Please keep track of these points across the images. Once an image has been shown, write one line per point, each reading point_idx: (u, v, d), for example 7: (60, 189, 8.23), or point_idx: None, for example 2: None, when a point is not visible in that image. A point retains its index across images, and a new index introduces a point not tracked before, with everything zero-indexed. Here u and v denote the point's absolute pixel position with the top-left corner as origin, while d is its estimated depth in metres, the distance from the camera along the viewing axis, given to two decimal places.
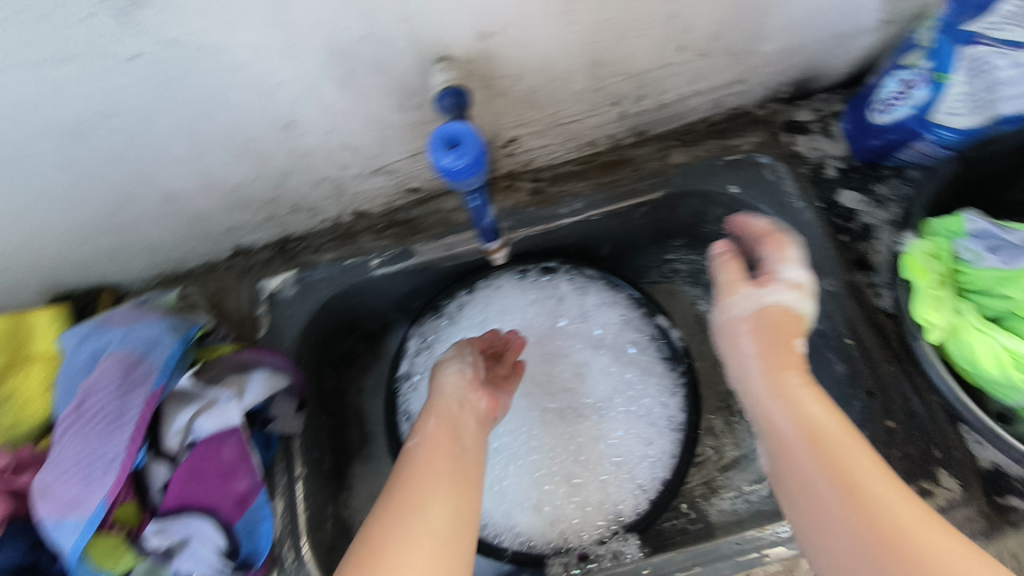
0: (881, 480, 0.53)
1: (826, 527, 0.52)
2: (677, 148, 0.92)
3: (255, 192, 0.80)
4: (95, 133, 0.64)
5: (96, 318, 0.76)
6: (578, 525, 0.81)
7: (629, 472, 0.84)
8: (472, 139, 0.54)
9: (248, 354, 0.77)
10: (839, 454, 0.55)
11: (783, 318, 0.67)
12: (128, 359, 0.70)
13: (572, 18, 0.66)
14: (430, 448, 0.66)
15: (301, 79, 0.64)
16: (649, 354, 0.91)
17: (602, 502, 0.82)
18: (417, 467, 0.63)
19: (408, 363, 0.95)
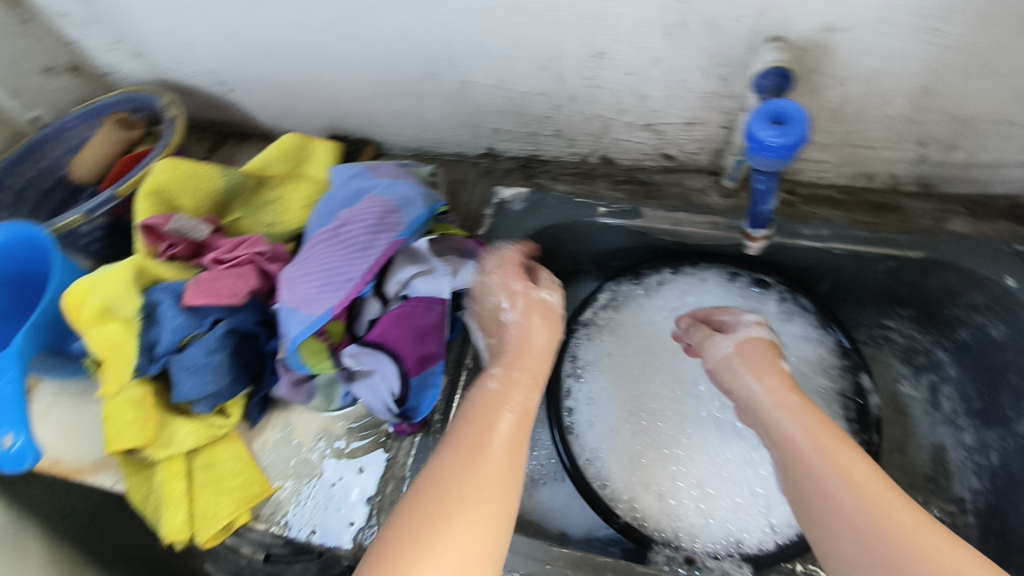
0: (878, 479, 0.53)
1: (813, 490, 0.54)
2: (960, 216, 0.83)
3: (533, 106, 0.85)
4: (443, 7, 0.71)
5: (367, 163, 0.87)
6: (695, 530, 0.80)
7: (766, 508, 0.80)
8: (800, 122, 0.52)
9: (472, 243, 0.84)
10: (850, 463, 0.54)
11: (756, 346, 0.71)
12: (385, 207, 0.79)
13: (934, 38, 0.61)
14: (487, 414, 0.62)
15: (637, 15, 0.66)
16: (832, 408, 0.86)
17: (727, 522, 0.80)
18: (480, 427, 0.60)
19: (593, 311, 0.95)
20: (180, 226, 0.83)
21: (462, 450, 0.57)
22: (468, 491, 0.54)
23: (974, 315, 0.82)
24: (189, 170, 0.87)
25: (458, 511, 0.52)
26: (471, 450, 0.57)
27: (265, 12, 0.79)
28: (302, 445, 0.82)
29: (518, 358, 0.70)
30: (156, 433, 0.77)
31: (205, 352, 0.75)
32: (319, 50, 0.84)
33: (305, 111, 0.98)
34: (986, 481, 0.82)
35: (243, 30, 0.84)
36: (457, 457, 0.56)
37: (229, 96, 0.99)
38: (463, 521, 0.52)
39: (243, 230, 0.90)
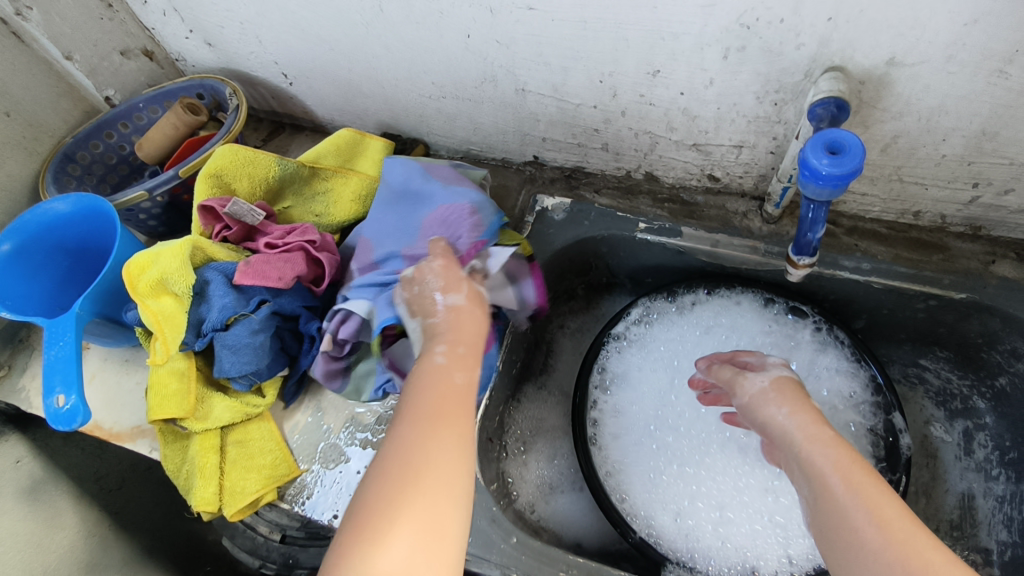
0: (904, 516, 0.52)
1: (839, 517, 0.54)
2: (1009, 260, 0.81)
3: (584, 119, 0.86)
4: (507, 16, 0.74)
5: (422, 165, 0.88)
6: (710, 554, 0.80)
7: (784, 539, 0.80)
8: (857, 153, 0.52)
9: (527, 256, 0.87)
10: (879, 498, 0.53)
11: (785, 385, 0.70)
12: (474, 215, 0.80)
13: (997, 80, 0.61)
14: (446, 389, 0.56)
15: (697, 37, 0.67)
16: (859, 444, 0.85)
17: (742, 549, 0.80)
18: (435, 394, 0.55)
19: (624, 325, 0.95)
20: (236, 211, 0.86)
21: (426, 419, 0.53)
22: (427, 461, 0.50)
23: (1016, 362, 0.82)
24: (246, 158, 0.90)
25: (420, 481, 0.49)
26: (430, 418, 0.53)
27: (336, 9, 0.82)
28: (330, 430, 0.84)
29: (456, 337, 0.61)
30: (195, 406, 0.79)
31: (248, 333, 0.77)
32: (382, 49, 0.86)
33: (359, 107, 1.01)
34: (1015, 534, 0.80)
35: (312, 25, 0.87)
36: (423, 428, 0.52)
37: (289, 87, 1.02)
38: (424, 494, 0.48)
39: (293, 218, 0.95)
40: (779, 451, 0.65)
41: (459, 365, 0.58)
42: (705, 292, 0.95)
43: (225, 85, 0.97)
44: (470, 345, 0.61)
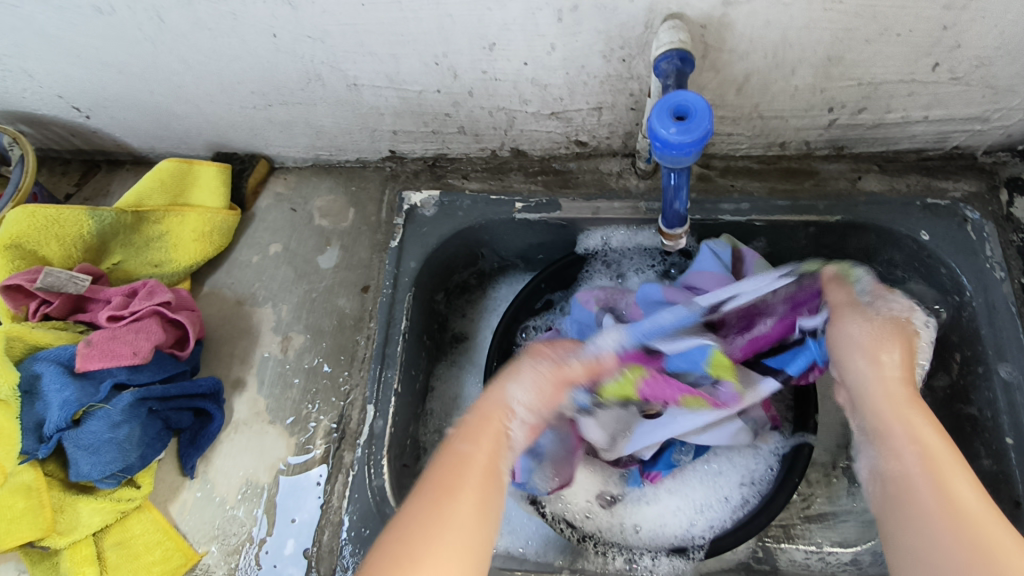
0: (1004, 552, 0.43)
1: (917, 530, 0.47)
2: (873, 174, 0.82)
3: (430, 105, 0.78)
4: (309, 7, 0.63)
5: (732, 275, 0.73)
6: (607, 524, 0.78)
7: (682, 497, 0.79)
8: (704, 116, 0.48)
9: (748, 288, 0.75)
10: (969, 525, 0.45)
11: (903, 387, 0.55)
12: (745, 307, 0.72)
13: (833, 4, 0.59)
14: (445, 451, 0.55)
15: (524, 2, 0.60)
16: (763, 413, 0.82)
17: (645, 521, 0.78)
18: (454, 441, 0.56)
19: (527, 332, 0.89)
20: (53, 281, 0.73)
21: (428, 488, 0.52)
22: (432, 524, 0.49)
23: (894, 271, 0.83)
24: (48, 218, 0.78)
25: (441, 500, 0.50)
26: (433, 497, 0.51)
27: (107, 26, 0.68)
28: (223, 502, 0.75)
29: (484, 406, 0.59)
30: (54, 519, 0.68)
31: (108, 427, 0.67)
32: (179, 64, 0.74)
33: (177, 130, 0.87)
34: None
35: (84, 47, 0.72)
36: (420, 510, 0.50)
37: (86, 121, 0.87)
38: (437, 505, 0.50)
39: (130, 273, 0.82)
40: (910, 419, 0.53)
41: (473, 432, 0.57)
42: (600, 240, 0.86)
43: (1, 134, 0.82)
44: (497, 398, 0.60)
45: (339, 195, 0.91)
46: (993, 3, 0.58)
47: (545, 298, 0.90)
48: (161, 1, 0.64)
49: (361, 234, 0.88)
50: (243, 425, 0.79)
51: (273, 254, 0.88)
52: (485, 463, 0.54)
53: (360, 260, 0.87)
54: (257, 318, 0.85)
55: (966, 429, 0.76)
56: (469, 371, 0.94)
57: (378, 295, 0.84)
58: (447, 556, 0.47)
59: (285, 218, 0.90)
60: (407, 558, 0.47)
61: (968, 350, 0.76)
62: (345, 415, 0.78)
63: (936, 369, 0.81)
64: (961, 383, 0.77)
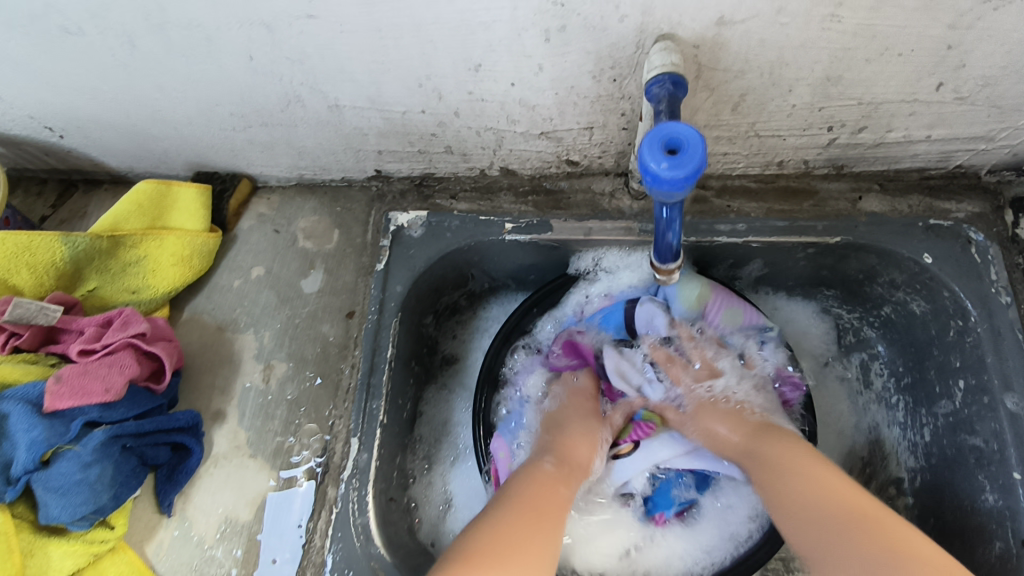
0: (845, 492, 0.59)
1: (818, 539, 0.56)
2: (874, 194, 0.79)
3: (415, 125, 0.75)
4: (286, 28, 0.60)
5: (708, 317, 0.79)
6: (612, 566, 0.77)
7: (685, 534, 0.77)
8: (697, 150, 0.45)
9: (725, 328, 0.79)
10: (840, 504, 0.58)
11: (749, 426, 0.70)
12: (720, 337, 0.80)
13: (832, 24, 0.56)
14: (530, 486, 0.64)
15: (509, 23, 0.58)
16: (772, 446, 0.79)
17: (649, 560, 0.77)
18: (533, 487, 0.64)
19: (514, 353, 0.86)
20: (22, 313, 0.70)
21: (520, 512, 0.61)
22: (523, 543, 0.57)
23: (895, 291, 0.81)
24: (18, 246, 0.75)
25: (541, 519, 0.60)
26: (535, 507, 0.61)
27: (76, 50, 0.66)
28: (202, 541, 0.72)
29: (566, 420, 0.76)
30: (24, 564, 0.66)
31: (77, 468, 0.64)
32: (153, 86, 0.71)
33: (155, 150, 0.84)
34: (920, 458, 0.81)
35: (52, 68, 0.70)
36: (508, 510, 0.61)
37: (60, 141, 0.84)
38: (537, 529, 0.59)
39: (106, 300, 0.79)
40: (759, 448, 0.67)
41: (566, 478, 0.67)
42: (592, 261, 0.83)
43: None
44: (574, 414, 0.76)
45: (323, 215, 0.88)
46: (999, 22, 0.55)
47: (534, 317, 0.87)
48: (130, 22, 0.61)
49: (346, 256, 0.86)
50: (223, 459, 0.76)
51: (255, 277, 0.85)
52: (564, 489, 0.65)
53: (345, 283, 0.84)
54: (238, 345, 0.82)
55: (971, 460, 0.74)
56: (460, 396, 0.92)
57: (363, 320, 0.82)
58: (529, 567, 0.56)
59: (268, 240, 0.87)
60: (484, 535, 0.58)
61: (973, 378, 0.73)
62: (328, 448, 0.75)
63: (940, 395, 0.79)
64: (965, 413, 0.75)
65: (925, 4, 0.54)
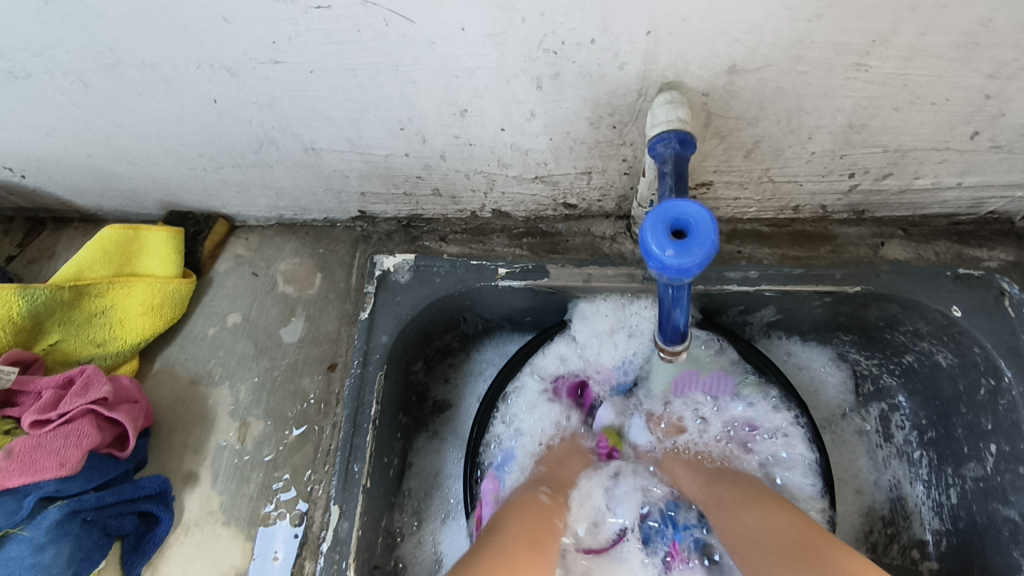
0: (779, 518, 0.62)
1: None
2: (897, 240, 0.73)
3: (399, 168, 0.69)
4: (251, 74, 0.55)
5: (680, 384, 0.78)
6: None
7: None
8: (708, 234, 0.39)
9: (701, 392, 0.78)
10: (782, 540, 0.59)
11: (719, 480, 0.71)
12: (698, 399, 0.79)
13: (858, 73, 0.50)
14: (522, 517, 0.64)
15: (496, 70, 0.52)
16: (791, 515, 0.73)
17: None
18: (522, 518, 0.64)
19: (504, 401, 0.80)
20: None
21: (516, 546, 0.60)
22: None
23: (920, 341, 0.75)
24: None
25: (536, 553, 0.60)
26: (530, 538, 0.61)
27: (25, 91, 0.60)
28: None
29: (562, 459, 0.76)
30: None
31: (30, 552, 0.60)
32: (114, 127, 0.65)
33: (123, 190, 0.79)
34: (946, 521, 0.75)
35: (4, 111, 0.64)
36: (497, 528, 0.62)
37: (23, 181, 0.79)
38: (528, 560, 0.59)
39: (69, 354, 0.74)
40: (716, 496, 0.69)
41: (559, 508, 0.68)
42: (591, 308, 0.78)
43: None
44: (567, 454, 0.77)
45: (305, 257, 0.83)
46: None
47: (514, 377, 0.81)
48: (81, 66, 0.56)
49: (328, 303, 0.80)
50: (194, 527, 0.70)
51: (231, 325, 0.80)
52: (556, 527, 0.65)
53: (327, 332, 0.78)
54: (212, 400, 0.76)
55: (1003, 532, 0.68)
56: (452, 444, 0.85)
57: (346, 373, 0.76)
58: None
59: (245, 284, 0.82)
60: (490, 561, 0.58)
61: (1007, 445, 0.67)
62: (306, 516, 0.69)
63: (968, 457, 0.73)
64: (997, 480, 0.69)
65: (965, 54, 0.48)
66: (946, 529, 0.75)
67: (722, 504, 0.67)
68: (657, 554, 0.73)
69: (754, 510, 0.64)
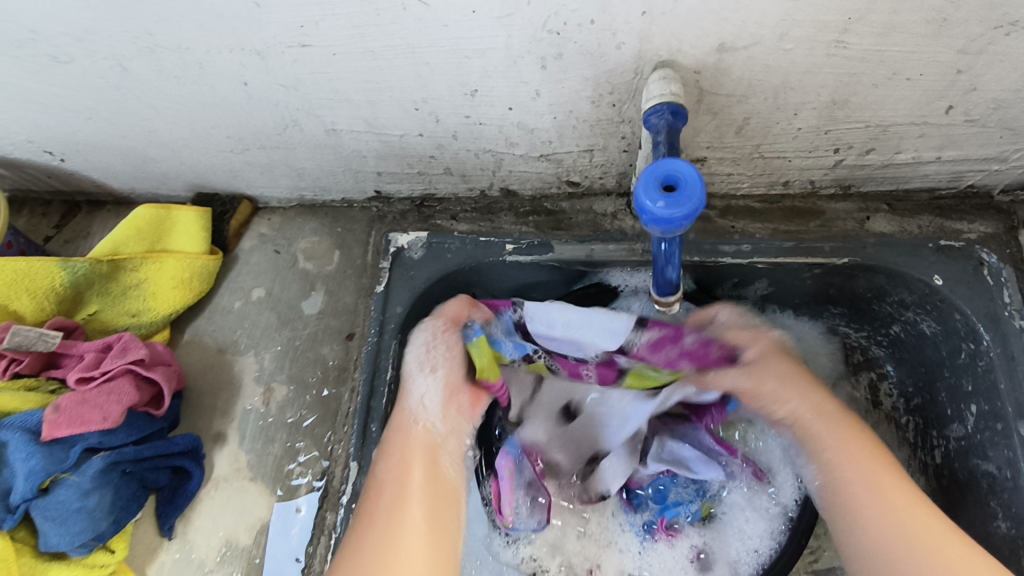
0: (908, 491, 0.59)
1: (862, 530, 0.59)
2: (882, 214, 0.78)
3: (413, 148, 0.74)
4: (280, 56, 0.60)
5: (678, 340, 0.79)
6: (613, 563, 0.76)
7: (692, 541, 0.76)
8: (695, 189, 0.44)
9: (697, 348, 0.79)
10: (898, 514, 0.57)
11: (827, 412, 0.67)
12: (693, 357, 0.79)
13: (837, 50, 0.55)
14: (398, 476, 0.64)
15: (505, 51, 0.57)
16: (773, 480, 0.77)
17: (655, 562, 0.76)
18: (394, 471, 0.64)
19: None
20: (22, 339, 0.71)
21: (378, 522, 0.60)
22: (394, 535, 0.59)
23: (905, 311, 0.79)
24: (17, 272, 0.76)
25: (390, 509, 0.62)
26: (388, 515, 0.61)
27: (70, 75, 0.65)
28: (203, 564, 0.72)
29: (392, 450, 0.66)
30: None
31: (77, 496, 0.65)
32: (149, 110, 0.71)
33: (155, 173, 0.84)
34: (932, 481, 0.79)
35: (51, 96, 0.70)
36: (384, 517, 0.60)
37: (62, 164, 0.84)
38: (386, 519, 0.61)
39: (107, 323, 0.80)
40: (815, 434, 0.67)
41: (414, 462, 0.65)
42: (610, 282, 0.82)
43: None
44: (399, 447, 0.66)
45: (323, 236, 0.88)
46: (1012, 47, 0.54)
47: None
48: (125, 52, 0.61)
49: (346, 277, 0.85)
50: (223, 482, 0.76)
51: (256, 298, 0.85)
52: (418, 485, 0.63)
53: (345, 305, 0.83)
54: (239, 367, 0.82)
55: (983, 486, 0.72)
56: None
57: (363, 342, 0.81)
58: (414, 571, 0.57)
59: (268, 260, 0.87)
60: (385, 559, 0.57)
61: (986, 404, 0.72)
62: (328, 471, 0.74)
63: (951, 419, 0.77)
64: (978, 438, 0.73)
65: (936, 30, 0.52)
66: (930, 488, 0.79)
67: (844, 448, 0.64)
68: (644, 517, 0.76)
69: (892, 472, 0.61)
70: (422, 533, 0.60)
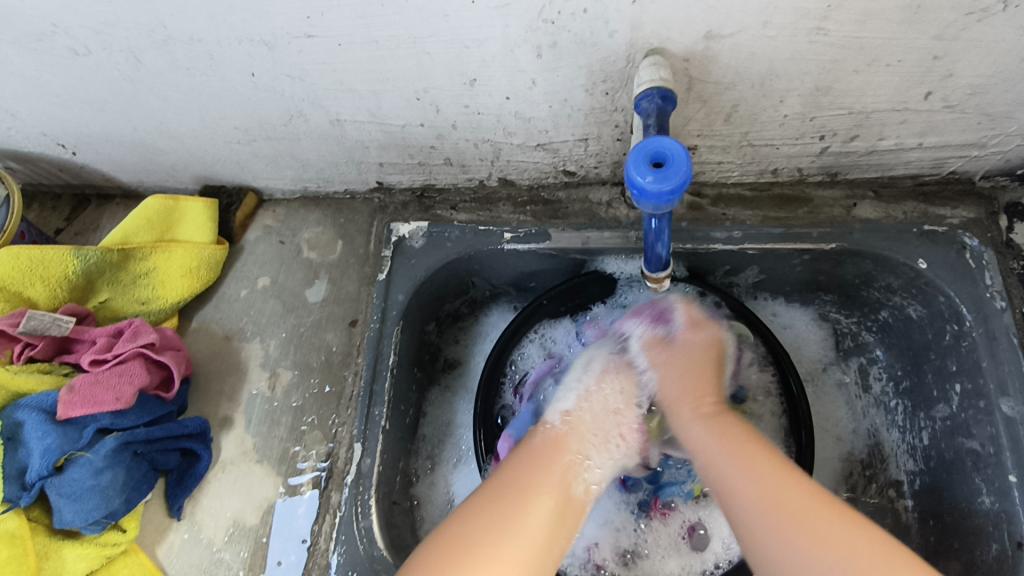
0: (785, 471, 0.52)
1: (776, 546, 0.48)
2: (868, 201, 0.80)
3: (414, 138, 0.77)
4: (287, 47, 0.62)
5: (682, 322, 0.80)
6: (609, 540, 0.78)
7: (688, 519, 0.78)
8: (682, 163, 0.47)
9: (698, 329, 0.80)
10: (761, 483, 0.51)
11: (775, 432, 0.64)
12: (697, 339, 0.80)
13: (818, 37, 0.57)
14: (529, 468, 0.58)
15: (502, 40, 0.59)
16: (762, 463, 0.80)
17: (650, 539, 0.77)
18: (532, 480, 0.56)
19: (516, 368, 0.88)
20: (37, 324, 0.75)
21: (489, 496, 0.54)
22: (525, 516, 0.53)
23: (892, 296, 0.82)
24: (32, 259, 0.79)
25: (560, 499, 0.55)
26: (494, 506, 0.53)
27: (85, 67, 0.68)
28: (211, 544, 0.74)
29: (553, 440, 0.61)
30: (38, 565, 0.68)
31: (90, 474, 0.67)
32: (160, 102, 0.73)
33: (164, 165, 0.87)
34: (920, 461, 0.81)
35: (66, 89, 0.72)
36: (482, 505, 0.53)
37: (73, 157, 0.87)
38: (543, 504, 0.55)
39: (118, 311, 0.83)
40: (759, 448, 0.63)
41: (547, 455, 0.59)
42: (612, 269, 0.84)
43: None
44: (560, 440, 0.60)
45: (327, 226, 0.90)
46: (984, 33, 0.56)
47: (518, 346, 0.88)
48: (138, 44, 0.64)
49: (349, 266, 0.87)
50: (230, 465, 0.78)
51: (261, 287, 0.87)
52: (552, 472, 0.58)
53: (348, 293, 0.86)
54: (245, 353, 0.84)
55: (968, 463, 0.74)
56: (462, 397, 0.91)
57: (366, 328, 0.83)
58: (521, 544, 0.51)
59: (273, 250, 0.89)
60: (465, 545, 0.50)
61: (970, 382, 0.74)
62: (332, 453, 0.76)
63: (937, 399, 0.79)
64: (962, 417, 0.75)
65: (911, 17, 0.55)
66: (918, 468, 0.81)
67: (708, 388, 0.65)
68: (639, 497, 0.78)
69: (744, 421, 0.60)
70: (546, 508, 0.54)
